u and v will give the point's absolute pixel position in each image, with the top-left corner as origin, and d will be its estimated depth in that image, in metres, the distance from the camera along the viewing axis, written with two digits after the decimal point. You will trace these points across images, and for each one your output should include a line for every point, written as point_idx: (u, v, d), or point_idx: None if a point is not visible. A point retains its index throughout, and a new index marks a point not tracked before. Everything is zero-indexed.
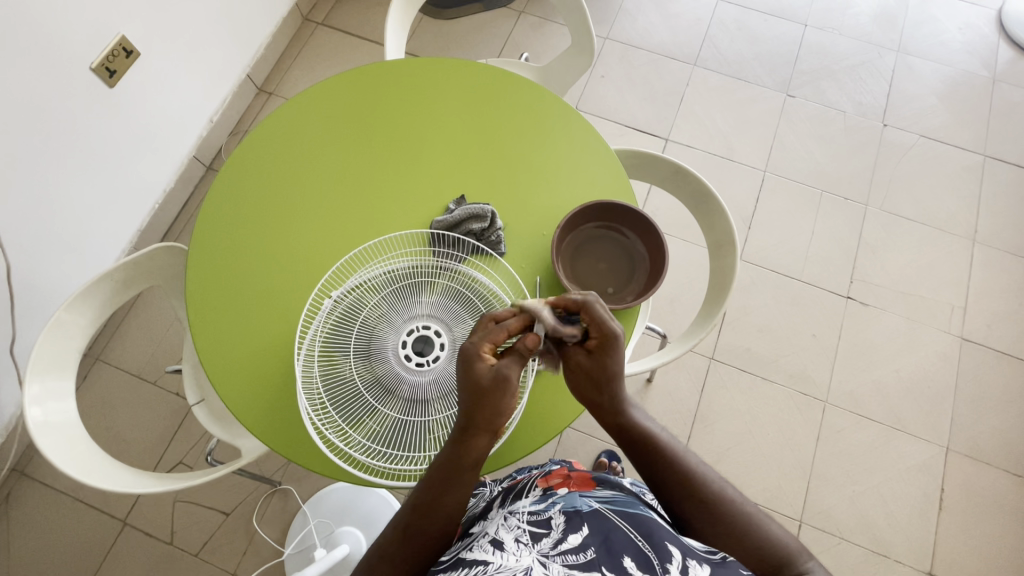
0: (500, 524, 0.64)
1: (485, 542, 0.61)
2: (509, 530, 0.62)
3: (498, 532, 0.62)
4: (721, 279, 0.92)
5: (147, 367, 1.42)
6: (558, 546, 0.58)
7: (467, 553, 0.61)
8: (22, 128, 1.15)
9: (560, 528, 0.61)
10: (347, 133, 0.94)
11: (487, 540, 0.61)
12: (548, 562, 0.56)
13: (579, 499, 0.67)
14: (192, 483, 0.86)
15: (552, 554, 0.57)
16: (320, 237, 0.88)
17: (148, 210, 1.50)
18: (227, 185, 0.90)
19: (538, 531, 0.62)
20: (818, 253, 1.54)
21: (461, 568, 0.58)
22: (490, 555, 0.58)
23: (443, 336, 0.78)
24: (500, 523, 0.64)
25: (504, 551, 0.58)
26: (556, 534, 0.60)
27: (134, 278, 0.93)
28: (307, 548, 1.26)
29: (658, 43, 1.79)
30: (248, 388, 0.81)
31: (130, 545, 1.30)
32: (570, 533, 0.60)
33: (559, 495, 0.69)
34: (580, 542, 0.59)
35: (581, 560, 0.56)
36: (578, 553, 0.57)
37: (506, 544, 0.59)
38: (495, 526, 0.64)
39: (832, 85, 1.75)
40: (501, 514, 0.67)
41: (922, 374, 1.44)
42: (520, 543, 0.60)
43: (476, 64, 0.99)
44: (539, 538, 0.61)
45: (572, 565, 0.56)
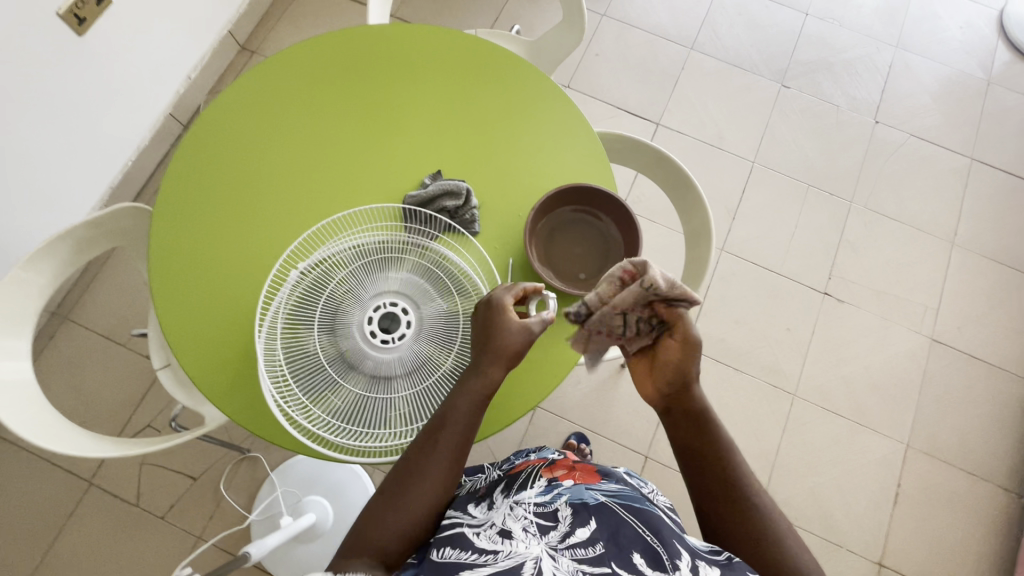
0: (507, 514, 0.65)
1: (493, 530, 0.62)
2: (516, 519, 0.64)
3: (506, 522, 0.63)
4: (695, 270, 0.91)
5: (116, 329, 1.39)
6: (566, 540, 0.61)
7: (475, 535, 0.61)
8: None
9: (568, 521, 0.64)
10: (321, 99, 0.91)
11: (496, 528, 0.62)
12: (557, 555, 0.58)
13: (585, 492, 0.70)
14: (152, 449, 0.85)
15: (561, 546, 0.60)
16: (288, 207, 0.85)
17: (121, 167, 1.45)
18: (194, 148, 0.87)
19: (546, 523, 0.64)
20: (799, 247, 1.55)
21: (470, 552, 0.59)
22: (499, 544, 0.59)
23: (410, 313, 0.78)
24: (506, 512, 0.65)
25: (513, 539, 0.59)
26: (564, 528, 0.63)
27: (96, 238, 0.91)
28: (273, 515, 1.27)
29: (656, 24, 1.75)
30: (209, 359, 0.80)
31: (95, 505, 1.30)
32: (578, 527, 0.63)
33: (564, 487, 0.72)
34: (589, 536, 0.61)
35: (590, 554, 0.59)
36: (587, 548, 0.60)
37: (515, 533, 0.61)
38: (501, 514, 0.65)
39: (828, 78, 1.73)
40: (506, 504, 0.67)
41: (890, 372, 1.47)
42: (529, 532, 0.61)
43: (456, 33, 0.96)
44: (547, 530, 0.63)
45: (581, 559, 0.58)
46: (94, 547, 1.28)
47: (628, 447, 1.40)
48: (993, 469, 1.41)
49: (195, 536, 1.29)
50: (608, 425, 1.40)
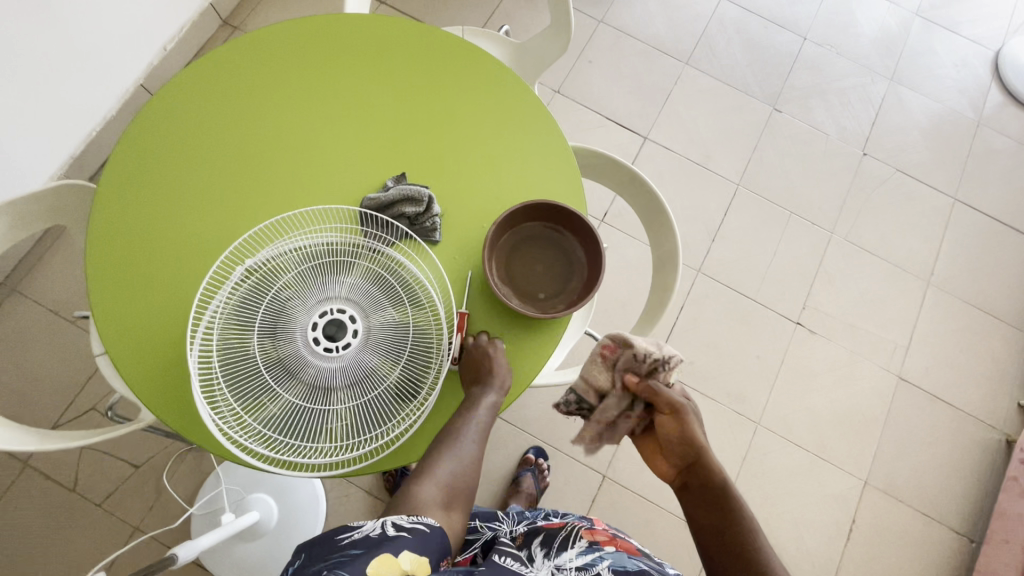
0: None
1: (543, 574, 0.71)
2: None
3: None
4: (660, 297, 0.88)
5: (67, 306, 1.33)
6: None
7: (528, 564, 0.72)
8: None
9: None
10: (288, 87, 0.86)
11: None
12: None
13: (626, 560, 0.75)
14: (77, 443, 0.81)
15: None
16: (240, 198, 0.81)
17: (83, 136, 1.39)
18: (148, 128, 0.83)
19: None
20: (776, 275, 1.53)
21: None
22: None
23: (358, 321, 0.75)
24: None
25: None
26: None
27: (35, 215, 0.86)
28: (215, 510, 1.23)
29: (652, 35, 1.72)
30: (139, 353, 0.75)
31: (29, 488, 1.24)
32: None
33: (606, 552, 0.76)
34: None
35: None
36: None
37: None
38: None
39: (819, 104, 1.71)
40: (548, 568, 0.73)
41: (855, 406, 1.46)
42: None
43: (435, 30, 0.92)
44: None
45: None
46: (25, 531, 1.23)
47: (587, 465, 1.37)
48: (949, 512, 1.42)
49: (132, 526, 1.24)
50: (569, 440, 1.38)
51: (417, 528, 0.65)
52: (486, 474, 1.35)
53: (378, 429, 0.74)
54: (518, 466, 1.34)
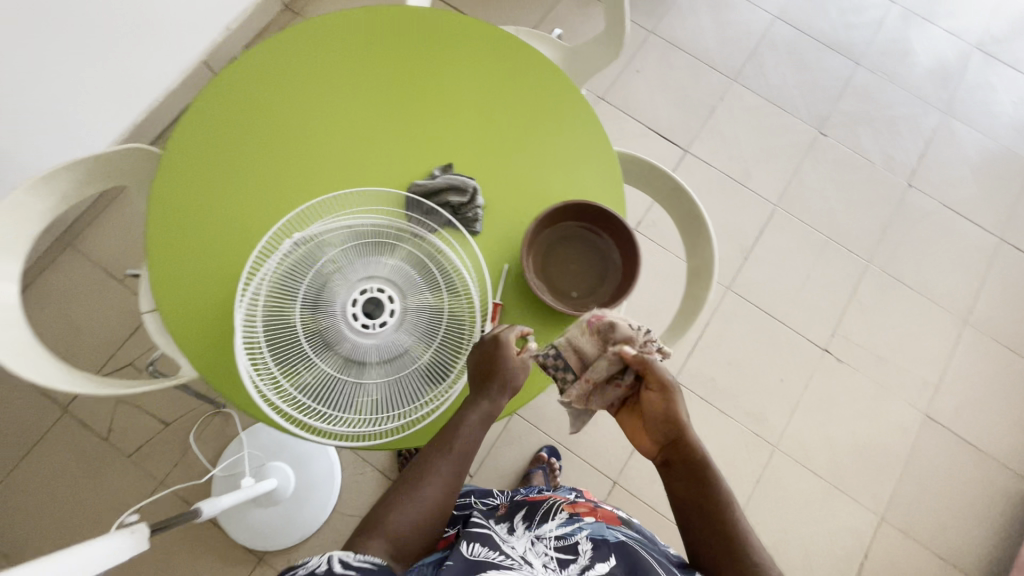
0: (530, 547, 0.73)
1: (518, 552, 0.71)
2: (538, 554, 0.72)
3: (529, 554, 0.71)
4: (691, 306, 0.88)
5: (116, 265, 1.40)
6: (586, 571, 0.69)
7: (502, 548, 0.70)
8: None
9: (587, 554, 0.72)
10: (347, 72, 0.90)
11: (518, 555, 0.70)
12: None
13: (605, 530, 0.78)
14: (120, 391, 0.85)
15: None
16: (294, 174, 0.85)
17: (145, 104, 1.45)
18: (215, 102, 0.87)
19: (566, 556, 0.72)
20: (807, 299, 1.52)
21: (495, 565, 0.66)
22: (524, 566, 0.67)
23: (395, 302, 0.78)
24: (529, 545, 0.74)
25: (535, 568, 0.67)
26: (583, 560, 0.71)
27: (102, 174, 0.91)
28: (235, 474, 1.27)
29: (703, 49, 1.72)
30: (190, 312, 0.79)
31: (66, 433, 1.31)
32: (597, 561, 0.71)
33: (585, 523, 0.80)
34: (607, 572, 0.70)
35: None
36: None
37: (537, 564, 0.69)
38: (524, 547, 0.73)
39: (867, 131, 1.69)
40: (528, 537, 0.76)
41: (877, 440, 1.43)
42: (550, 567, 0.69)
43: (494, 28, 0.94)
44: (566, 563, 0.71)
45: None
46: (56, 474, 1.29)
47: (597, 469, 1.38)
48: (966, 559, 1.38)
49: (156, 480, 1.30)
50: (582, 443, 1.39)
51: (364, 566, 0.63)
52: (497, 468, 1.36)
53: (406, 407, 0.76)
54: (529, 463, 1.35)
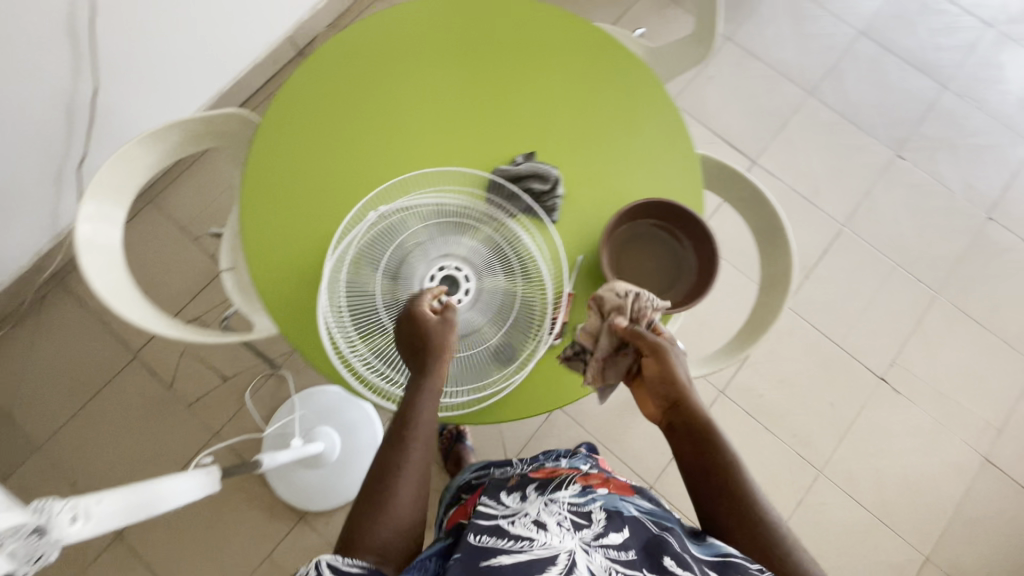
0: (541, 508, 0.67)
1: (529, 520, 0.64)
2: (552, 513, 0.66)
3: (541, 514, 0.65)
4: (762, 316, 0.88)
5: (193, 224, 1.48)
6: (599, 539, 0.62)
7: (509, 525, 0.64)
8: None
9: (601, 523, 0.65)
10: (440, 54, 0.92)
11: (530, 519, 0.64)
12: (591, 550, 0.60)
13: (620, 501, 0.71)
14: (203, 341, 0.90)
15: (593, 544, 0.61)
16: (383, 150, 0.88)
17: (233, 74, 1.51)
18: (313, 74, 0.91)
19: (579, 521, 0.65)
20: (868, 324, 1.47)
21: (506, 537, 0.62)
22: (535, 532, 0.62)
23: (471, 281, 0.80)
24: (541, 507, 0.67)
25: (548, 531, 0.62)
26: (597, 528, 0.64)
27: (202, 134, 0.95)
28: (286, 434, 1.32)
29: (781, 60, 1.68)
30: (279, 272, 0.84)
31: (134, 377, 1.39)
32: (611, 531, 0.64)
33: (600, 493, 0.72)
34: (622, 542, 0.63)
35: (622, 557, 0.61)
36: (620, 551, 0.62)
37: (549, 525, 0.63)
38: (536, 508, 0.67)
39: (948, 158, 1.62)
40: (541, 499, 0.69)
41: (929, 477, 1.38)
42: (563, 527, 0.63)
43: (587, 21, 0.95)
44: (580, 527, 0.64)
45: (613, 560, 0.60)
46: (122, 415, 1.37)
47: (635, 472, 1.38)
48: None
49: (212, 431, 1.36)
50: (622, 444, 1.39)
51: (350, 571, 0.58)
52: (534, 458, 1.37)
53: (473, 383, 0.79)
54: None
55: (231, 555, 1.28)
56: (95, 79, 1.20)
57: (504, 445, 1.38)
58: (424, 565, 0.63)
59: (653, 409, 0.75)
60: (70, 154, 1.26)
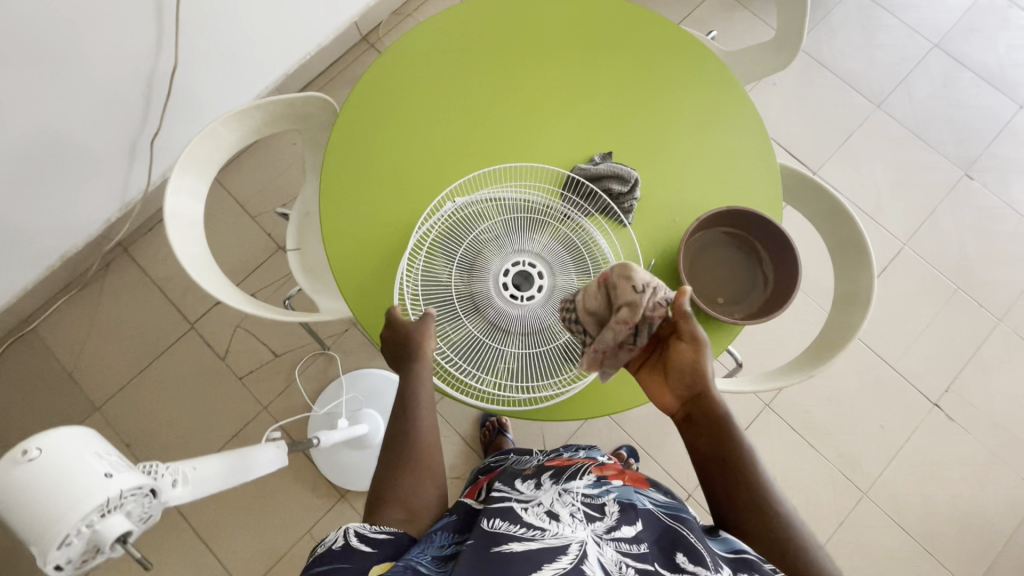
0: (555, 498, 0.67)
1: (540, 510, 0.64)
2: (564, 505, 0.65)
3: (554, 505, 0.65)
4: (836, 333, 0.86)
5: (252, 202, 1.51)
6: (611, 532, 0.60)
7: (522, 513, 0.63)
8: None
9: (614, 516, 0.64)
10: (522, 50, 0.92)
11: (542, 509, 0.64)
12: (602, 543, 0.58)
13: (634, 494, 0.69)
14: (274, 318, 0.92)
15: (606, 537, 0.59)
16: (463, 142, 0.89)
17: (300, 57, 1.53)
18: (396, 63, 0.92)
19: (592, 513, 0.64)
20: (924, 347, 1.43)
21: (518, 524, 0.60)
22: (546, 522, 0.60)
23: (545, 278, 0.78)
24: (555, 497, 0.67)
25: (559, 521, 0.61)
26: (609, 521, 0.63)
27: (281, 117, 0.97)
28: (335, 415, 1.36)
29: (849, 70, 1.63)
30: (355, 255, 0.85)
31: (189, 347, 1.43)
32: (624, 524, 0.62)
33: (613, 486, 0.71)
34: (634, 535, 0.61)
35: (634, 550, 0.58)
36: (631, 544, 0.59)
37: (561, 516, 0.62)
38: (550, 498, 0.67)
39: (1019, 180, 1.56)
40: (555, 489, 0.69)
41: (978, 509, 1.34)
42: (576, 519, 0.62)
43: (669, 23, 0.95)
44: (593, 519, 0.62)
45: (624, 553, 0.58)
46: (177, 383, 1.41)
47: (673, 478, 1.38)
48: None
49: (261, 405, 1.40)
50: (662, 449, 1.38)
51: (378, 538, 0.63)
52: None
53: (542, 380, 0.79)
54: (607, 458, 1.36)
55: (273, 527, 1.31)
56: (173, 54, 1.23)
57: (544, 441, 1.39)
58: (432, 538, 0.64)
59: (669, 400, 0.71)
60: (145, 126, 1.30)
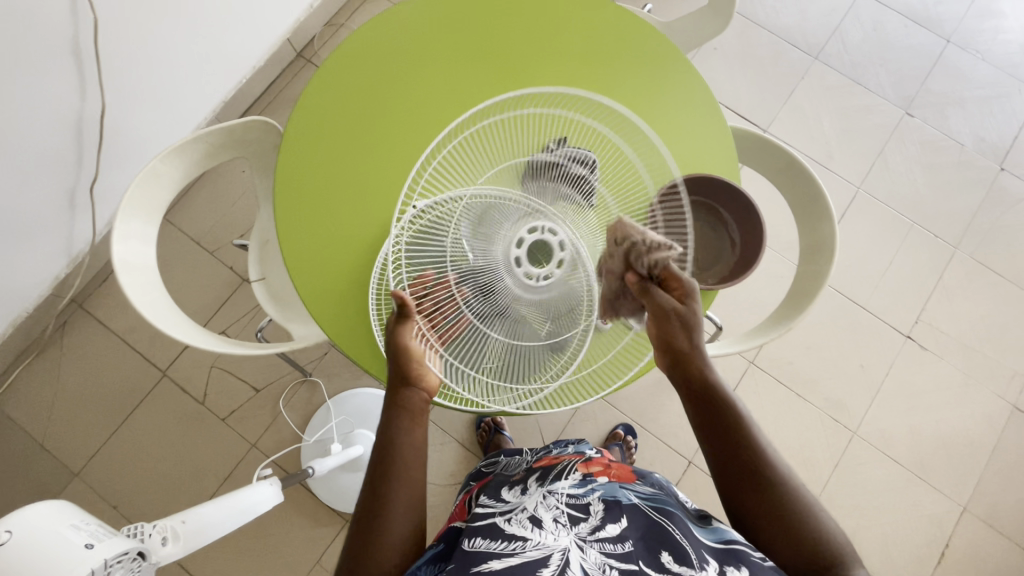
0: (539, 502, 0.69)
1: (524, 517, 0.66)
2: (548, 509, 0.68)
3: (537, 510, 0.67)
4: (806, 285, 0.88)
5: (208, 237, 1.46)
6: (596, 532, 0.63)
7: (504, 526, 0.64)
8: None
9: (599, 515, 0.66)
10: (461, 48, 0.91)
11: (526, 517, 0.66)
12: (586, 546, 0.60)
13: (619, 491, 0.72)
14: (248, 353, 0.89)
15: (589, 539, 0.62)
16: (411, 151, 0.87)
17: (235, 82, 1.48)
18: (333, 76, 0.89)
19: (576, 515, 0.66)
20: (891, 284, 1.48)
21: (501, 538, 0.62)
22: (529, 531, 0.62)
23: (566, 251, 0.68)
24: (539, 500, 0.70)
25: (542, 529, 0.63)
26: (594, 521, 0.65)
27: (224, 146, 0.93)
28: (325, 441, 1.33)
29: (784, 26, 1.66)
30: (319, 280, 0.84)
31: (164, 396, 1.38)
32: (608, 522, 0.65)
33: (598, 484, 0.74)
34: (619, 533, 0.63)
35: (618, 550, 0.61)
36: (616, 543, 0.62)
37: (545, 522, 0.64)
38: (535, 503, 0.69)
39: (957, 113, 1.62)
40: (540, 492, 0.72)
41: (960, 431, 1.40)
42: (559, 524, 0.64)
43: (629, 14, 0.94)
44: (577, 522, 0.65)
45: (609, 553, 0.60)
46: (157, 435, 1.36)
47: (671, 448, 1.40)
48: None
49: (249, 443, 1.36)
50: (657, 422, 1.40)
51: None
52: None
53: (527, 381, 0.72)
54: (605, 439, 1.37)
55: (280, 564, 1.28)
56: (97, 96, 1.17)
57: (542, 432, 1.39)
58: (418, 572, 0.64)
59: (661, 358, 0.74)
60: (82, 176, 1.23)
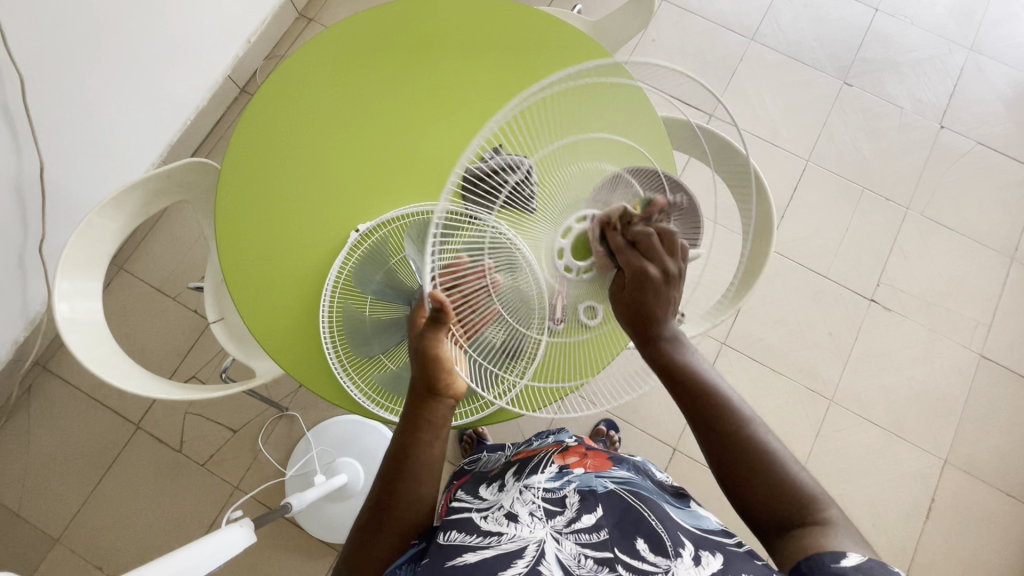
0: (516, 498, 0.68)
1: (500, 513, 0.65)
2: (524, 504, 0.66)
3: (514, 505, 0.66)
4: (752, 263, 0.90)
5: (169, 283, 1.44)
6: (571, 525, 0.62)
7: (480, 522, 0.64)
8: (74, 43, 1.12)
9: (575, 507, 0.65)
10: (387, 70, 0.91)
11: (502, 513, 0.65)
12: (562, 538, 0.60)
13: (594, 479, 0.72)
14: (208, 396, 0.88)
15: (565, 531, 0.61)
16: (347, 178, 0.88)
17: (179, 125, 1.48)
18: (261, 112, 0.89)
19: (552, 508, 0.65)
20: (848, 250, 1.51)
21: (476, 535, 0.61)
22: (504, 526, 0.62)
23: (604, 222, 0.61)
24: (516, 496, 0.68)
25: (517, 523, 0.62)
26: (570, 513, 0.64)
27: (164, 191, 0.93)
28: (308, 473, 1.32)
29: (717, 11, 1.70)
30: (270, 315, 0.86)
31: (141, 447, 1.36)
32: (584, 514, 0.64)
33: (575, 475, 0.74)
34: (594, 523, 0.63)
35: (593, 539, 0.60)
36: (590, 533, 0.61)
37: (520, 517, 0.63)
38: (511, 499, 0.68)
39: (892, 77, 1.66)
40: (516, 488, 0.70)
41: (933, 385, 1.43)
42: (535, 517, 0.63)
43: (548, 17, 0.95)
44: (553, 515, 0.64)
45: (584, 544, 0.60)
46: (137, 488, 1.34)
47: (656, 437, 1.41)
48: None
49: (231, 485, 1.35)
50: (638, 414, 1.42)
51: None
52: None
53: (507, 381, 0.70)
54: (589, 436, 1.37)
55: None
56: (34, 154, 1.15)
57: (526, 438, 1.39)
58: None
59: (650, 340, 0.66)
60: (29, 237, 1.21)
